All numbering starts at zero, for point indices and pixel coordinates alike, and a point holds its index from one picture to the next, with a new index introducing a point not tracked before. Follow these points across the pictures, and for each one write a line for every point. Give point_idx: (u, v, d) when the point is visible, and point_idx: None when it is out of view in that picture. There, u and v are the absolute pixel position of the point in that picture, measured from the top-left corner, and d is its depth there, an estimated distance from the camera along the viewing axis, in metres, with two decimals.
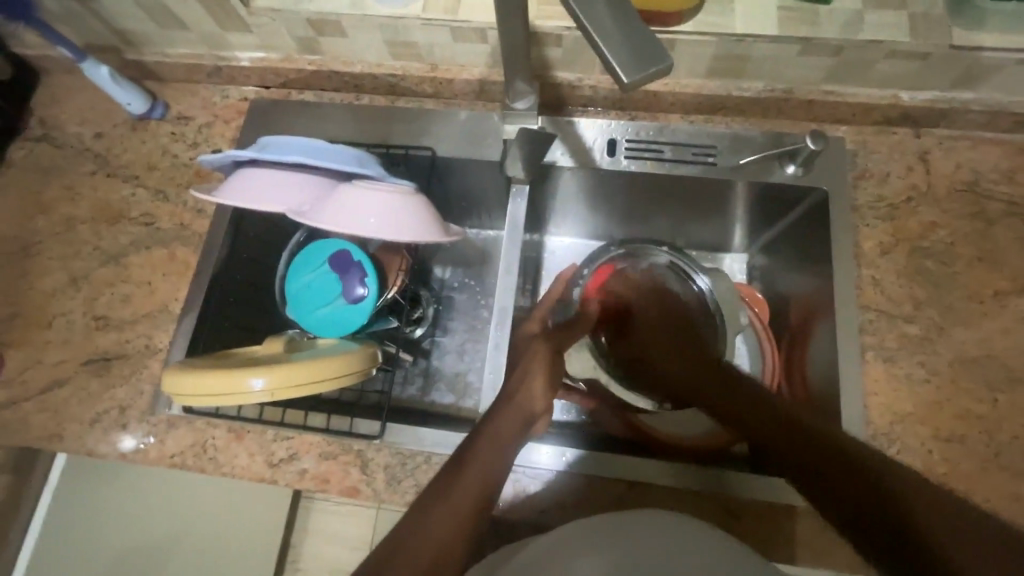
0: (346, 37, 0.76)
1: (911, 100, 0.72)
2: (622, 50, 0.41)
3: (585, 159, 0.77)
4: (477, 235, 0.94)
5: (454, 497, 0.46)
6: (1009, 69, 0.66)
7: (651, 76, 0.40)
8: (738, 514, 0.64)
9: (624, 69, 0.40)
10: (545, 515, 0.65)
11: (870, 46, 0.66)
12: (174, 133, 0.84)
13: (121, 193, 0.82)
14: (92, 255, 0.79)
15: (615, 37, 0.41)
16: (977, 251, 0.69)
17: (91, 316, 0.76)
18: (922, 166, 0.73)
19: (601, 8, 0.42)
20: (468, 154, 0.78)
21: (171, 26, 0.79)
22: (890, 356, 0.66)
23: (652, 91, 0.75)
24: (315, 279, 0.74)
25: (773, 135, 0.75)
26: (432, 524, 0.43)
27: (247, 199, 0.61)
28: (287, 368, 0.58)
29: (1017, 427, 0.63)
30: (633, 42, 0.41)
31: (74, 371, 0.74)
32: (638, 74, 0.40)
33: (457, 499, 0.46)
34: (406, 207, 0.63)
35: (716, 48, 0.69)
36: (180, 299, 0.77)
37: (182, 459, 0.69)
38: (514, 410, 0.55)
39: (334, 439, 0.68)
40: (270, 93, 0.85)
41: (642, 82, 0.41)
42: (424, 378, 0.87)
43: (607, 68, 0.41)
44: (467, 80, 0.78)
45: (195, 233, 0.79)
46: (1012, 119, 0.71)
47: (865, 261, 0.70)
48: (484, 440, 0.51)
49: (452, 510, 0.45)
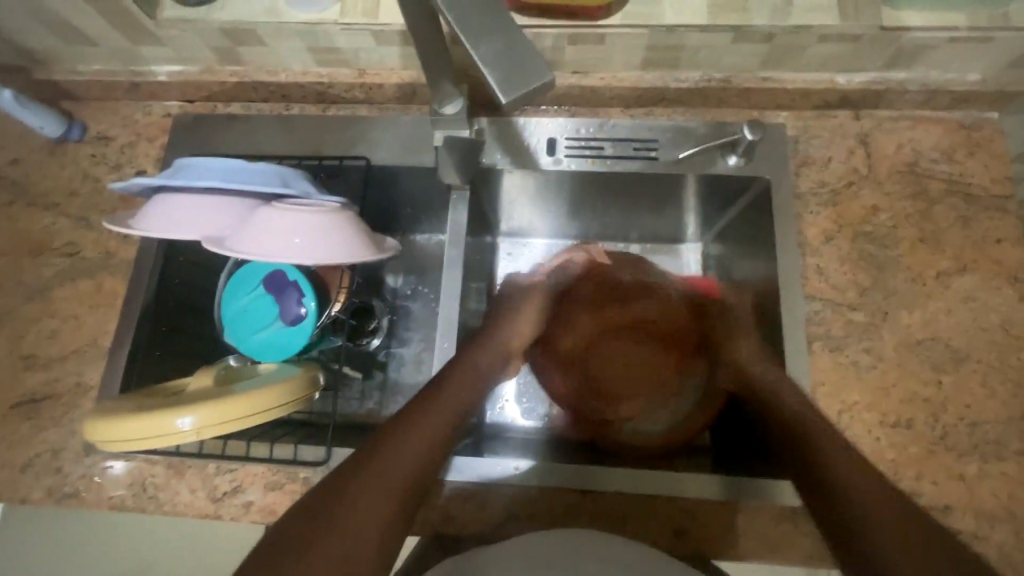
0: (266, 46, 0.72)
1: (848, 82, 0.71)
2: (501, 67, 0.40)
3: (525, 160, 0.74)
4: (429, 240, 0.90)
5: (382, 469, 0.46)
6: (941, 48, 0.66)
7: (534, 91, 0.40)
8: (694, 515, 0.63)
9: (505, 85, 0.39)
10: (500, 529, 0.64)
11: (802, 31, 0.65)
12: (94, 155, 0.80)
13: (41, 223, 0.77)
14: (14, 291, 0.75)
15: (494, 53, 0.40)
16: (919, 233, 0.69)
17: (17, 356, 0.72)
18: (863, 149, 0.72)
19: (480, 21, 0.41)
20: (404, 160, 0.75)
21: (78, 43, 0.74)
22: (836, 344, 0.66)
23: (588, 85, 0.73)
24: (251, 303, 0.71)
25: (715, 125, 0.73)
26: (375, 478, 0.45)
27: (159, 227, 0.58)
28: (213, 403, 0.55)
29: (962, 408, 0.63)
30: (513, 56, 0.40)
31: (1, 416, 0.70)
32: (518, 91, 0.39)
33: (393, 463, 0.47)
34: (332, 225, 0.60)
35: (648, 40, 0.67)
36: (109, 331, 0.73)
37: (123, 500, 0.67)
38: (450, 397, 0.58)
39: (279, 467, 0.66)
40: (194, 107, 0.81)
41: (525, 97, 0.40)
42: (382, 391, 0.83)
43: (488, 85, 0.40)
44: (398, 84, 0.75)
45: (122, 261, 0.76)
46: (949, 97, 0.70)
47: (809, 249, 0.69)
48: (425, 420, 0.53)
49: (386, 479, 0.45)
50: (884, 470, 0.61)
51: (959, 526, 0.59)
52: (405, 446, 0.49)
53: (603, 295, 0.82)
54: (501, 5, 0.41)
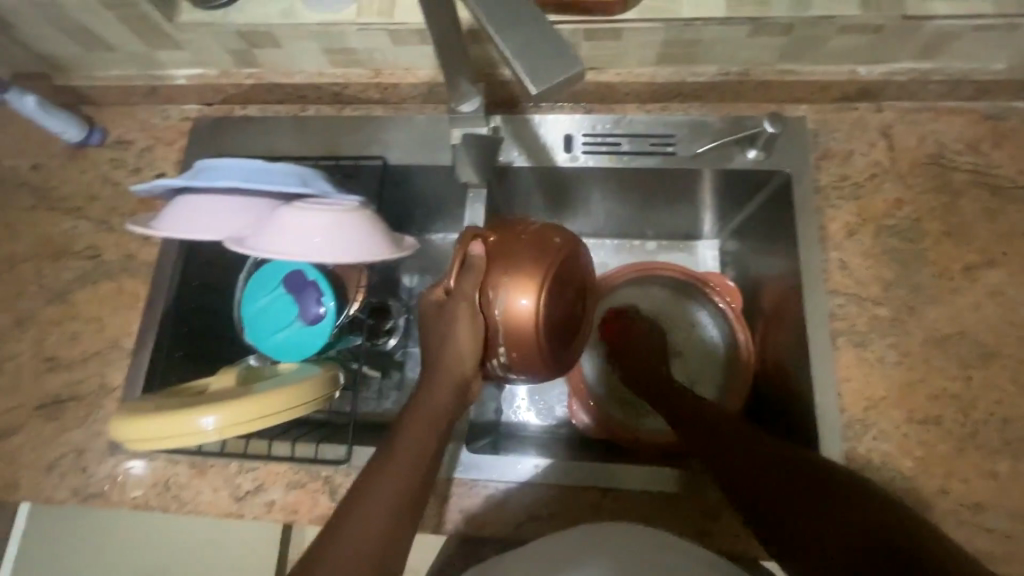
0: (282, 47, 0.73)
1: (868, 74, 0.70)
2: (530, 60, 0.39)
3: (541, 158, 0.74)
4: (444, 240, 0.90)
5: (388, 477, 0.46)
6: (965, 37, 0.65)
7: (563, 85, 0.38)
8: (717, 514, 0.62)
9: (534, 79, 0.38)
10: (520, 529, 0.63)
11: (822, 22, 0.64)
12: (114, 159, 0.80)
13: (63, 226, 0.78)
14: (37, 294, 0.76)
15: (523, 48, 0.39)
16: (944, 225, 0.67)
17: (41, 358, 0.73)
18: (885, 142, 0.71)
19: (509, 17, 0.40)
20: (420, 160, 0.75)
21: (99, 48, 0.75)
22: (861, 340, 0.65)
23: (604, 81, 0.73)
24: (270, 303, 0.71)
25: (732, 120, 0.73)
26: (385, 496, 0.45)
27: (181, 228, 0.58)
28: (237, 402, 0.56)
29: (992, 404, 0.61)
30: (542, 50, 0.39)
31: (26, 418, 0.71)
32: (546, 82, 0.38)
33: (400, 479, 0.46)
34: (351, 223, 0.61)
35: (665, 34, 0.67)
36: (131, 333, 0.74)
37: (146, 500, 0.67)
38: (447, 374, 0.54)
39: (301, 466, 0.67)
40: (211, 110, 0.81)
41: (553, 93, 0.39)
42: (399, 391, 0.83)
43: (516, 80, 0.39)
44: (413, 83, 0.75)
45: (142, 263, 0.76)
46: (972, 87, 0.69)
47: (831, 243, 0.68)
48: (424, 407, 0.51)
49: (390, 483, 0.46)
50: (912, 467, 0.60)
51: (991, 525, 0.58)
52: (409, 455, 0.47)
53: (528, 261, 0.56)
54: (530, 4, 0.41)
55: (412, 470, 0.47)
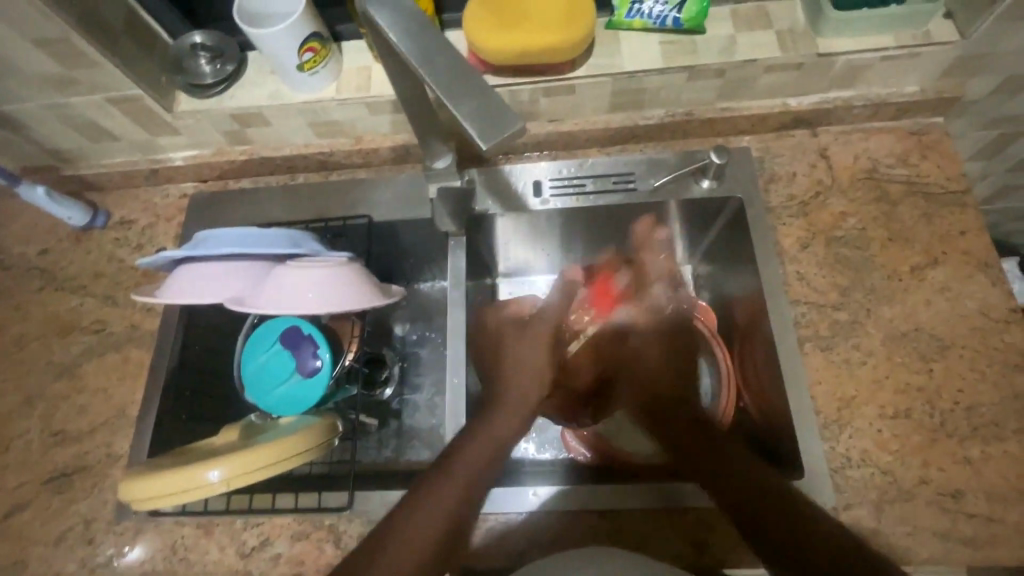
0: (271, 125, 0.80)
1: (799, 104, 0.78)
2: (480, 120, 0.43)
3: (513, 203, 0.80)
4: (431, 287, 0.94)
5: (409, 530, 0.52)
6: (877, 66, 0.73)
7: (508, 138, 0.43)
8: (712, 525, 0.64)
9: (482, 137, 0.43)
10: (522, 559, 0.65)
11: (748, 64, 0.72)
12: (117, 238, 0.86)
13: (69, 304, 0.83)
14: (46, 370, 0.79)
15: (474, 108, 0.44)
16: (888, 232, 0.73)
17: (48, 433, 0.76)
18: (824, 162, 0.78)
19: (459, 86, 0.45)
20: (403, 215, 0.81)
21: (103, 140, 0.82)
22: (826, 344, 0.69)
23: (565, 130, 0.80)
24: (268, 360, 0.75)
25: (684, 155, 0.80)
26: (405, 539, 0.51)
27: (186, 295, 0.63)
28: (239, 454, 0.59)
29: (956, 393, 0.65)
30: (488, 111, 0.44)
31: (34, 493, 0.73)
32: (495, 139, 0.42)
33: (415, 526, 0.52)
34: (342, 278, 0.66)
35: (613, 86, 0.75)
36: (137, 401, 0.77)
37: (154, 565, 0.68)
38: (484, 442, 0.61)
39: (305, 516, 0.68)
40: (207, 186, 0.88)
41: (501, 147, 0.43)
42: (398, 438, 0.84)
43: (468, 139, 0.43)
44: (392, 147, 0.83)
45: (146, 332, 0.80)
46: (893, 108, 0.77)
47: (788, 258, 0.73)
48: (462, 461, 0.58)
49: (410, 541, 0.51)
50: (890, 461, 0.63)
51: (971, 509, 0.60)
52: (425, 512, 0.53)
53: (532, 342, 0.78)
54: (475, 70, 0.46)
55: (426, 538, 0.52)
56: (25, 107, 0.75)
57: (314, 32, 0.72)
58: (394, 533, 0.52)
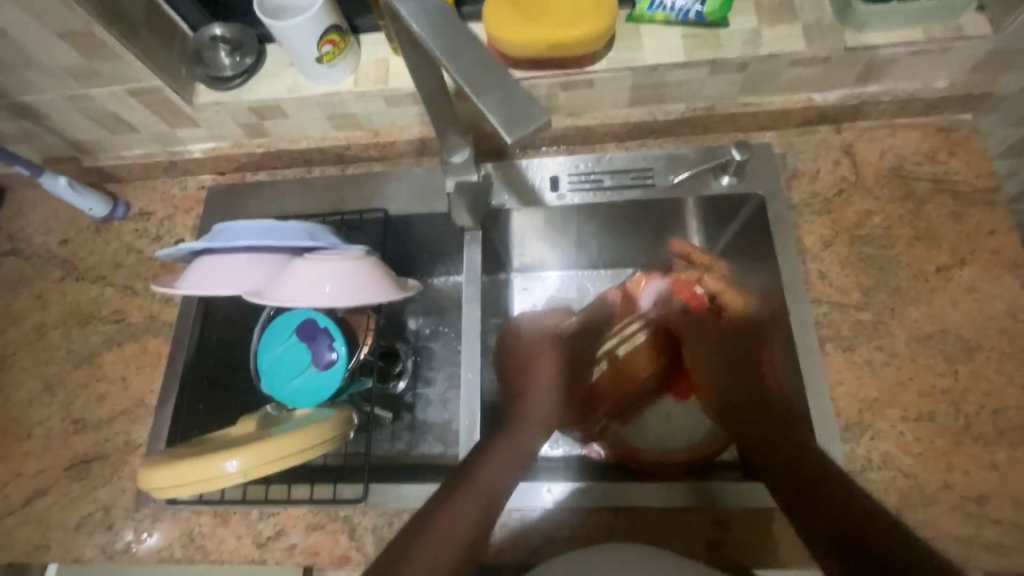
0: (289, 118, 0.80)
1: (825, 99, 0.76)
2: (504, 113, 0.43)
3: (529, 197, 0.79)
4: (446, 281, 0.94)
5: (444, 526, 0.53)
6: (906, 61, 0.71)
7: (533, 130, 0.42)
8: (728, 524, 0.64)
9: (506, 130, 0.42)
10: (536, 555, 0.65)
11: (773, 58, 0.71)
12: (136, 229, 0.87)
13: (89, 294, 0.84)
14: (67, 359, 0.80)
15: (499, 100, 0.43)
16: (914, 231, 0.72)
17: (69, 421, 0.77)
18: (848, 159, 0.76)
19: (482, 78, 0.45)
20: (419, 209, 0.81)
21: (123, 131, 0.83)
22: (847, 344, 0.68)
23: (583, 125, 0.79)
24: (284, 351, 0.75)
25: (705, 150, 0.78)
26: (438, 534, 0.52)
27: (206, 287, 0.63)
28: (258, 444, 0.59)
29: (982, 396, 0.64)
30: (514, 103, 0.43)
31: (55, 479, 0.74)
32: (519, 132, 0.42)
33: (452, 525, 0.53)
34: (360, 271, 0.66)
35: (634, 80, 0.74)
36: (155, 390, 0.78)
37: (171, 552, 0.69)
38: (506, 450, 0.64)
39: (319, 508, 0.68)
40: (225, 178, 0.89)
41: (525, 140, 0.43)
42: (411, 432, 0.85)
43: (493, 132, 0.43)
44: (409, 140, 0.82)
45: (164, 323, 0.81)
46: (922, 104, 0.75)
47: (810, 256, 0.72)
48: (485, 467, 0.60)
49: (438, 537, 0.52)
50: (913, 464, 0.62)
51: (997, 516, 0.59)
52: (456, 511, 0.55)
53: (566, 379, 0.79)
54: (498, 61, 0.45)
55: (458, 534, 0.53)
56: (47, 98, 0.76)
57: (333, 25, 0.72)
58: (431, 528, 0.52)
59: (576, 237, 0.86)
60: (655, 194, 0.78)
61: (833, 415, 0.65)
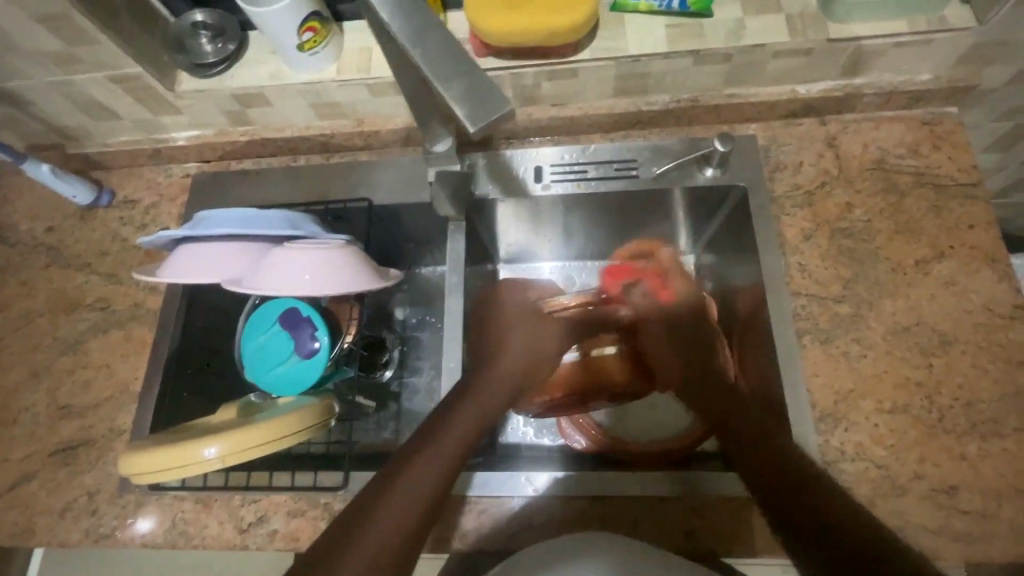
0: (273, 106, 0.80)
1: (809, 92, 0.76)
2: (469, 102, 0.43)
3: (513, 188, 0.79)
4: (432, 271, 0.94)
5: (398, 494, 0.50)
6: (890, 53, 0.71)
7: (497, 120, 0.42)
8: (703, 513, 0.64)
9: (470, 120, 0.42)
10: (514, 540, 0.66)
11: (756, 49, 0.71)
12: (122, 217, 0.87)
13: (75, 282, 0.84)
14: (52, 346, 0.81)
15: (464, 90, 0.44)
16: (894, 224, 0.72)
17: (55, 407, 0.77)
18: (831, 151, 0.76)
19: (446, 67, 0.45)
20: (403, 198, 0.81)
21: (107, 118, 0.83)
22: (825, 337, 0.68)
23: (568, 115, 0.79)
24: (268, 340, 0.76)
25: (689, 141, 0.78)
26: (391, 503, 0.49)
27: (186, 275, 0.64)
28: (237, 431, 0.60)
29: (955, 389, 0.64)
30: (478, 93, 0.43)
31: (40, 464, 0.75)
32: (483, 121, 0.42)
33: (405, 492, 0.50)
34: (338, 260, 0.66)
35: (617, 70, 0.74)
36: (139, 377, 0.78)
37: (155, 536, 0.70)
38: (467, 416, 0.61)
39: (301, 494, 0.69)
40: (210, 166, 0.88)
41: (488, 129, 0.43)
42: (396, 420, 0.85)
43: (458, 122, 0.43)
44: (394, 129, 0.82)
45: (149, 311, 0.81)
46: (906, 97, 0.74)
47: (790, 248, 0.72)
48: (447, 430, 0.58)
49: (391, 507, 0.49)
50: (885, 455, 0.63)
51: (967, 506, 0.60)
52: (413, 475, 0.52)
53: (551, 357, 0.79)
54: (464, 50, 0.45)
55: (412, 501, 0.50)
56: (28, 85, 0.76)
57: (314, 12, 0.71)
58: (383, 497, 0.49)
59: (563, 223, 0.85)
60: (637, 185, 0.78)
61: (808, 406, 0.65)
